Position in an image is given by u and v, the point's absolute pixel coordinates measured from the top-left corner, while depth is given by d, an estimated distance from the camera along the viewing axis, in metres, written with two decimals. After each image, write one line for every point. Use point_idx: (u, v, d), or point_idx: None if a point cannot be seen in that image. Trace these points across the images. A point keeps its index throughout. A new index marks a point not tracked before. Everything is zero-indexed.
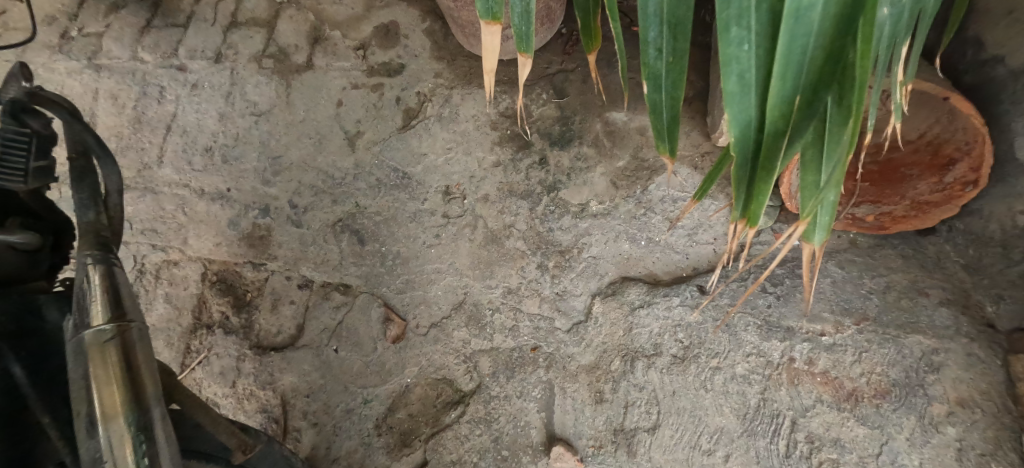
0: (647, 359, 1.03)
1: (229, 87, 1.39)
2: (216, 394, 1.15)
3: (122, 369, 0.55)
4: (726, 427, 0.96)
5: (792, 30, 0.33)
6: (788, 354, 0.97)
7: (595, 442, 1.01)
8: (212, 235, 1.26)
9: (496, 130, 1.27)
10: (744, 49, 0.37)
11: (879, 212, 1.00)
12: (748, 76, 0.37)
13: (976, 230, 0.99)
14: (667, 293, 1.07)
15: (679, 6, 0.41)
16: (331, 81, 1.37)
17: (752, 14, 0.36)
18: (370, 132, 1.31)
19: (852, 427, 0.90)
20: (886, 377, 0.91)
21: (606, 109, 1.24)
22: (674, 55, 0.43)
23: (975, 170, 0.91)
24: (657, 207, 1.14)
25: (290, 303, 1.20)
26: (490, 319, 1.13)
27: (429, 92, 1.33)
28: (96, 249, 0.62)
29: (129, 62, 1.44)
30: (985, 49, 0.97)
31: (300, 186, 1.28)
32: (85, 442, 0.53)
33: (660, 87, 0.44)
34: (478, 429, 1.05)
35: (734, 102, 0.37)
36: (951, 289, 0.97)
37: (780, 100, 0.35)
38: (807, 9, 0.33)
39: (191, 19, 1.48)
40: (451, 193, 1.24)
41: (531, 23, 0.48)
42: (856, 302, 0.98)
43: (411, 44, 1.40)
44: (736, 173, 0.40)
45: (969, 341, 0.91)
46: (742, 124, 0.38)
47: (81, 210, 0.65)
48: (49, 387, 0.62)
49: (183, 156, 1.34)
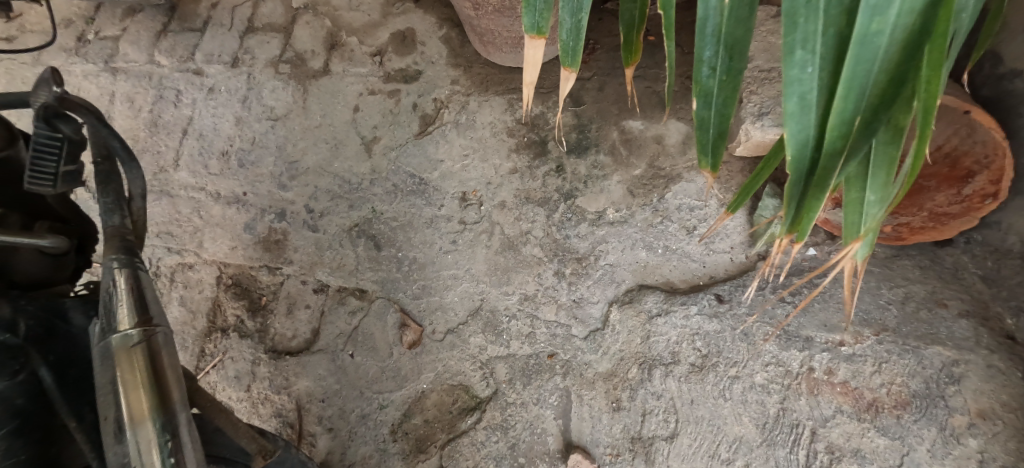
0: (665, 367, 1.03)
1: (246, 92, 1.39)
2: (231, 398, 1.15)
3: (149, 374, 0.54)
4: (745, 436, 0.95)
5: (858, 55, 0.35)
6: (808, 363, 0.97)
7: (612, 450, 1.01)
8: (229, 238, 1.27)
9: (513, 137, 1.28)
10: (807, 72, 0.38)
11: (897, 223, 1.02)
12: (809, 97, 0.39)
13: (994, 242, 1.01)
14: (684, 301, 1.06)
15: (736, 27, 0.43)
16: (348, 86, 1.37)
17: (818, 38, 0.38)
18: (387, 138, 1.31)
19: (872, 437, 0.90)
20: (906, 388, 0.91)
21: (623, 118, 1.25)
22: (727, 74, 0.45)
23: (995, 182, 0.92)
24: (674, 215, 1.14)
25: (305, 307, 1.20)
26: (507, 325, 1.13)
27: (445, 98, 1.34)
28: (122, 253, 0.61)
29: (145, 65, 1.45)
30: (1003, 63, 0.98)
31: (316, 191, 1.28)
32: (113, 448, 0.53)
33: (710, 104, 0.47)
34: (495, 436, 1.05)
35: (794, 121, 0.39)
36: (970, 300, 0.97)
37: (841, 120, 0.37)
38: (875, 35, 0.35)
39: (208, 23, 1.49)
40: (468, 199, 1.24)
41: (578, 39, 0.52)
42: (875, 313, 0.98)
43: (428, 50, 1.40)
44: (790, 188, 0.42)
45: (989, 353, 0.91)
46: (800, 142, 0.40)
47: (107, 214, 0.64)
48: (75, 394, 0.60)
49: (199, 160, 1.35)
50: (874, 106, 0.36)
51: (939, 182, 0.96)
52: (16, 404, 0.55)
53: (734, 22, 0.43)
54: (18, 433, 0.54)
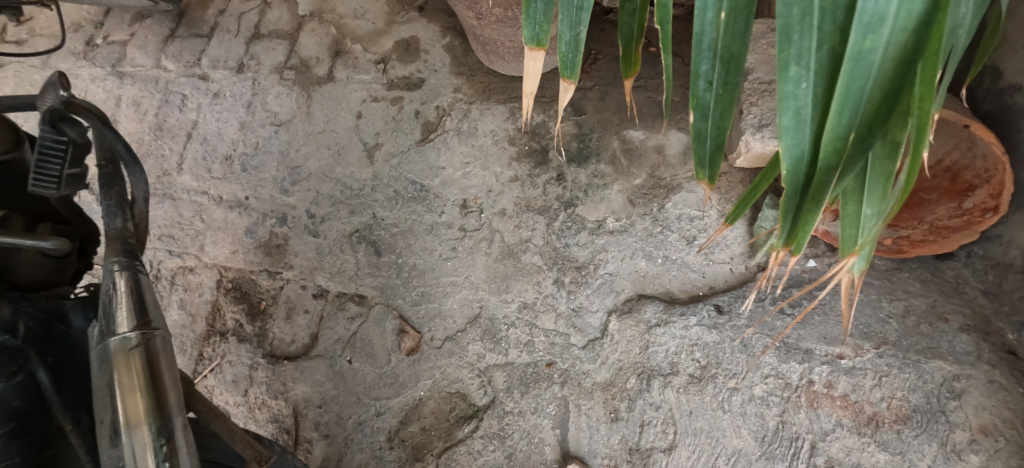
0: (664, 378, 1.02)
1: (250, 97, 1.40)
2: (228, 402, 1.15)
3: (146, 379, 0.55)
4: (743, 449, 0.95)
5: (852, 72, 0.36)
6: (807, 376, 0.96)
7: (609, 460, 1.01)
8: (230, 242, 1.27)
9: (515, 145, 1.29)
10: (801, 88, 0.39)
11: (897, 236, 1.02)
12: (804, 112, 0.39)
13: (995, 256, 1.00)
14: (683, 312, 1.06)
15: (732, 42, 0.44)
16: (352, 93, 1.38)
17: (812, 55, 0.38)
18: (389, 145, 1.32)
19: (872, 452, 0.89)
20: (906, 402, 0.90)
21: (624, 127, 1.26)
22: (723, 88, 0.46)
23: (995, 197, 0.91)
24: (674, 225, 1.14)
25: (304, 312, 1.20)
26: (506, 333, 1.13)
27: (447, 106, 1.35)
28: (123, 255, 0.61)
29: (152, 70, 1.47)
30: (1003, 78, 0.98)
31: (318, 196, 1.29)
32: (108, 451, 0.53)
33: (707, 117, 0.48)
34: (491, 444, 1.04)
35: (788, 136, 0.40)
36: (971, 315, 0.97)
37: (835, 135, 0.37)
38: (868, 53, 0.35)
39: (214, 29, 1.51)
40: (469, 206, 1.24)
41: (577, 51, 0.53)
42: (875, 326, 0.98)
43: (431, 59, 1.42)
44: (785, 202, 0.42)
45: (990, 368, 0.90)
46: (795, 157, 0.40)
47: (109, 217, 0.64)
48: (73, 397, 0.60)
49: (202, 164, 1.36)
50: (868, 122, 0.37)
51: (939, 195, 0.96)
52: (13, 406, 0.55)
53: (731, 37, 0.44)
54: (15, 435, 0.54)
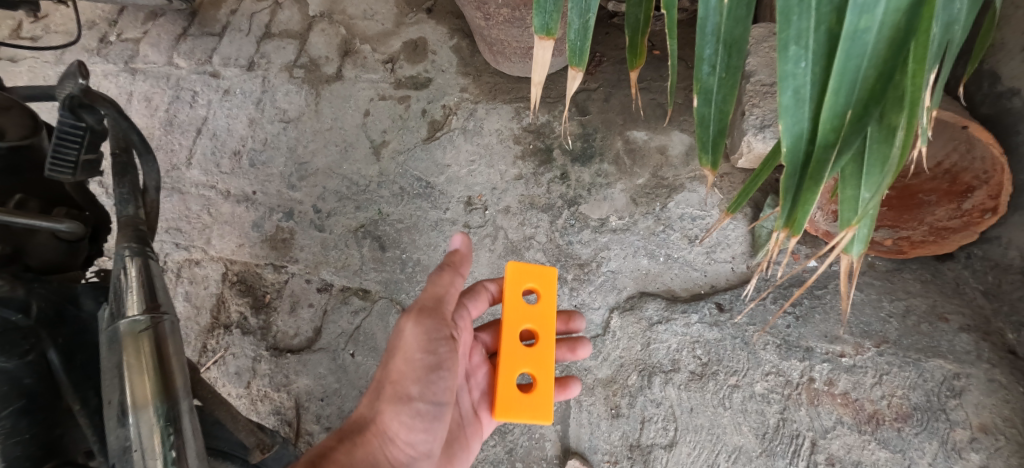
0: (664, 375, 1.03)
1: (260, 94, 1.43)
2: (229, 394, 1.15)
3: (154, 359, 0.56)
4: (744, 446, 0.95)
5: (849, 50, 0.37)
6: (808, 374, 0.97)
7: (610, 457, 1.00)
8: (236, 235, 1.28)
9: (519, 144, 1.31)
10: (800, 67, 0.40)
11: (897, 237, 1.02)
12: (803, 91, 0.40)
13: (995, 257, 1.00)
14: (685, 309, 1.07)
15: (735, 27, 0.45)
16: (360, 91, 1.41)
17: (811, 35, 0.39)
18: (395, 142, 1.34)
19: (874, 450, 0.91)
20: (907, 401, 0.92)
21: (628, 128, 1.28)
22: (726, 71, 0.47)
23: (994, 197, 0.92)
24: (676, 224, 1.16)
25: (308, 305, 1.21)
26: None
27: (454, 105, 1.37)
28: (134, 241, 0.62)
29: (163, 67, 1.50)
30: (1001, 82, 0.99)
31: (324, 192, 1.30)
32: (115, 431, 0.53)
33: (710, 102, 0.49)
34: (492, 440, 1.04)
35: (789, 115, 0.41)
36: (971, 315, 0.98)
37: (833, 114, 0.39)
38: (864, 32, 0.37)
39: (226, 28, 1.54)
40: (473, 203, 1.26)
41: (586, 39, 0.55)
42: (876, 325, 0.99)
43: (438, 59, 1.44)
44: (785, 182, 0.44)
45: (990, 367, 0.92)
46: (795, 136, 0.41)
47: (121, 204, 0.66)
48: (82, 377, 0.61)
49: (211, 158, 1.38)
50: (864, 100, 0.38)
51: (938, 197, 0.99)
52: (23, 384, 0.55)
53: (733, 22, 0.45)
54: (25, 413, 0.54)
